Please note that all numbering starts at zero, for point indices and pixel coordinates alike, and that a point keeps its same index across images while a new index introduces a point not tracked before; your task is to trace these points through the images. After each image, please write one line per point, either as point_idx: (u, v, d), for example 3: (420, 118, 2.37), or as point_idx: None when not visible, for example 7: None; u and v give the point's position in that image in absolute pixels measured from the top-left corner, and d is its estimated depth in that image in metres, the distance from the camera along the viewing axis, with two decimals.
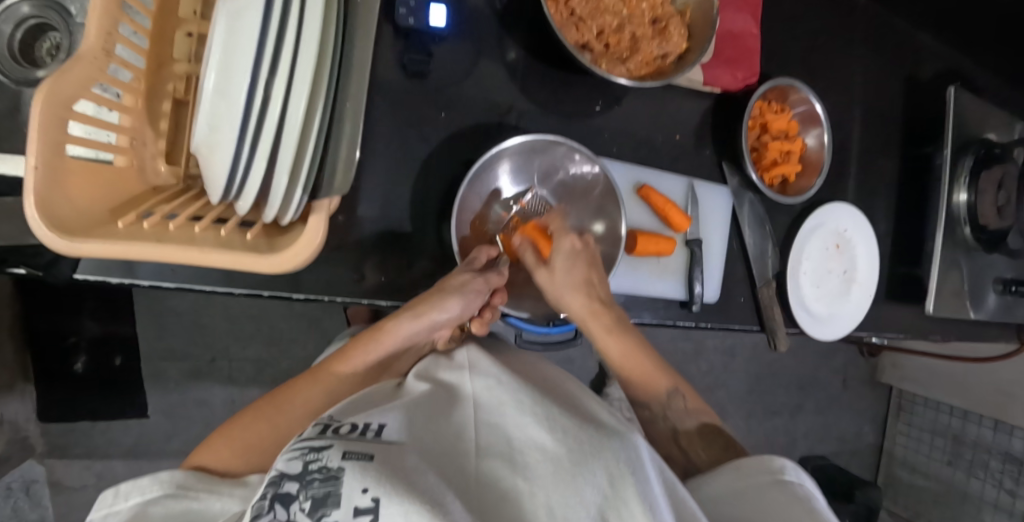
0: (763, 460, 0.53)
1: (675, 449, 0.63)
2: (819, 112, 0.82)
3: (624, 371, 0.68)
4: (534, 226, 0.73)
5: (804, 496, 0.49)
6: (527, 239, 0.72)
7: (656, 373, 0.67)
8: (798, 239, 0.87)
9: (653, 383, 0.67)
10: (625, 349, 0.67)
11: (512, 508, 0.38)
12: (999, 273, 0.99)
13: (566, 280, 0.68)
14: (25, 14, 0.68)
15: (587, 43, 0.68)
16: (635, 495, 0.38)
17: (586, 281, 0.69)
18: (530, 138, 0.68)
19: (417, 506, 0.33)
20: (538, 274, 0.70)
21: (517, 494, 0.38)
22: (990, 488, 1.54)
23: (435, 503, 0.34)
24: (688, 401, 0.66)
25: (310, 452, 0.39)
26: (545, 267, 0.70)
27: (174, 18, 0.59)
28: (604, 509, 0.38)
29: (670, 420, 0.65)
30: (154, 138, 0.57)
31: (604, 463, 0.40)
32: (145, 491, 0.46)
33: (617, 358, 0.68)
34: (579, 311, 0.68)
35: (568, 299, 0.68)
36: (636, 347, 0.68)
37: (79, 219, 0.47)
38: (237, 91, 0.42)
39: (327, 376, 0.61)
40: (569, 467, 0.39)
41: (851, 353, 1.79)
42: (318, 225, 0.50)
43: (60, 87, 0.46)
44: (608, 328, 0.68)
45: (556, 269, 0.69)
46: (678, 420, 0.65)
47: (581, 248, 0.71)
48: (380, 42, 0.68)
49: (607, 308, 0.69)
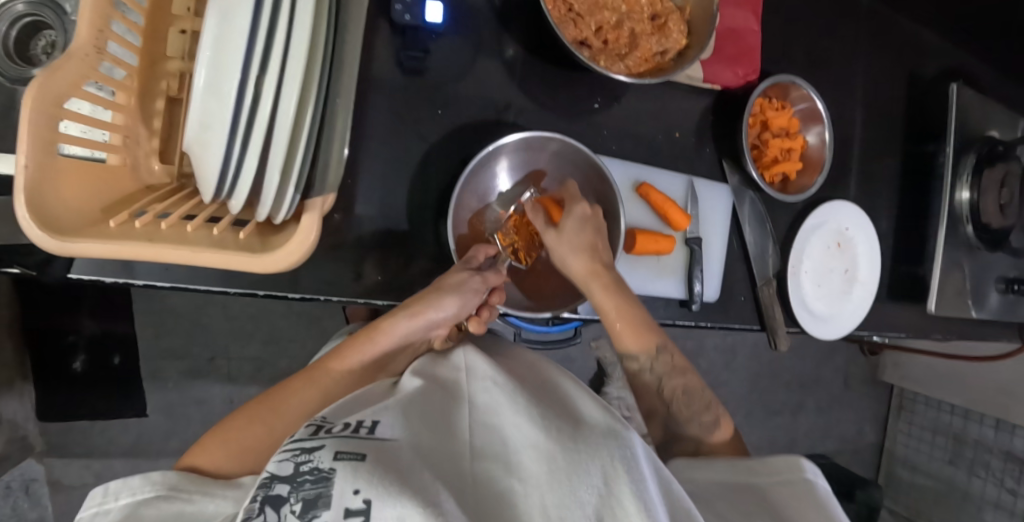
0: (784, 460, 0.52)
1: (659, 403, 0.66)
2: (820, 109, 0.81)
3: (617, 328, 0.67)
4: (550, 199, 0.73)
5: (821, 501, 0.49)
6: (541, 207, 0.71)
7: (649, 331, 0.67)
8: (799, 238, 0.86)
9: (645, 341, 0.66)
10: (620, 307, 0.66)
11: (506, 508, 0.37)
12: (1002, 272, 0.98)
13: (570, 241, 0.67)
14: (19, 12, 0.67)
15: (585, 40, 0.68)
16: (630, 494, 0.37)
17: (592, 244, 0.68)
18: (526, 135, 0.67)
19: (410, 508, 0.32)
20: (545, 236, 0.69)
21: (511, 495, 0.38)
22: (992, 487, 1.54)
23: (429, 502, 0.33)
24: (675, 357, 0.68)
25: (301, 453, 0.38)
26: (553, 230, 0.69)
27: (169, 15, 0.58)
28: (599, 509, 0.36)
29: (657, 377, 0.67)
30: (147, 136, 0.57)
31: (600, 463, 0.39)
32: (137, 492, 0.45)
33: (611, 315, 0.67)
34: (581, 272, 0.67)
35: (570, 261, 0.67)
36: (630, 306, 0.67)
37: (70, 219, 0.46)
38: (227, 87, 0.41)
39: (320, 376, 0.61)
40: (564, 468, 0.38)
41: (852, 351, 1.78)
42: (311, 224, 0.49)
43: (51, 84, 0.45)
44: (606, 287, 0.66)
45: (563, 229, 0.68)
46: (665, 375, 0.67)
47: (591, 216, 0.69)
48: (376, 39, 0.67)
49: (608, 270, 0.67)
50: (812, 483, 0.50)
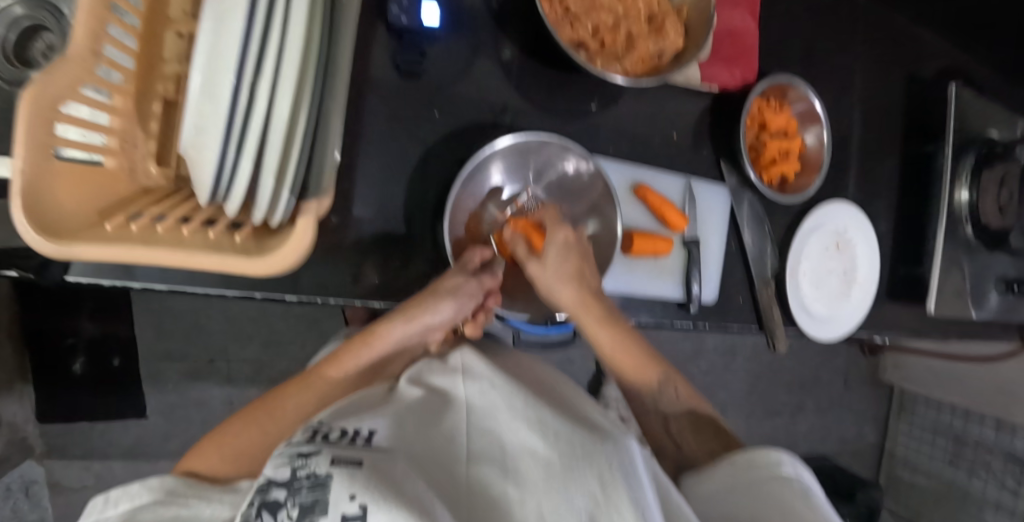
0: (769, 454, 0.51)
1: (663, 435, 0.65)
2: (818, 110, 0.81)
3: (618, 364, 0.67)
4: (527, 222, 0.71)
5: (806, 495, 0.48)
6: (519, 233, 0.70)
7: (649, 362, 0.66)
8: (798, 239, 0.86)
9: (644, 370, 0.66)
10: (615, 339, 0.66)
11: (502, 513, 0.38)
12: (1002, 272, 0.98)
13: (554, 272, 0.66)
14: (18, 15, 0.68)
15: (582, 42, 0.67)
16: (626, 499, 0.38)
17: (579, 273, 0.67)
18: (522, 138, 0.67)
19: (403, 514, 0.33)
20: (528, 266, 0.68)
21: (508, 501, 0.39)
22: (993, 488, 1.53)
23: (424, 510, 0.35)
24: (679, 389, 0.66)
25: (298, 458, 0.38)
26: (536, 258, 0.68)
27: (165, 18, 0.58)
28: (592, 510, 0.37)
29: (662, 410, 0.66)
30: (144, 140, 0.56)
31: (597, 469, 0.40)
32: (135, 498, 0.45)
33: (608, 351, 0.66)
34: (570, 303, 0.65)
35: (558, 292, 0.66)
36: (626, 338, 0.66)
37: (66, 221, 0.47)
38: (223, 92, 0.42)
39: (315, 381, 0.61)
40: (560, 473, 0.39)
41: (852, 352, 1.78)
42: (307, 228, 0.49)
43: (48, 88, 0.45)
44: (601, 319, 0.66)
45: (547, 260, 0.66)
46: (670, 409, 0.65)
47: (574, 241, 0.68)
48: (373, 41, 0.67)
49: (599, 300, 0.67)
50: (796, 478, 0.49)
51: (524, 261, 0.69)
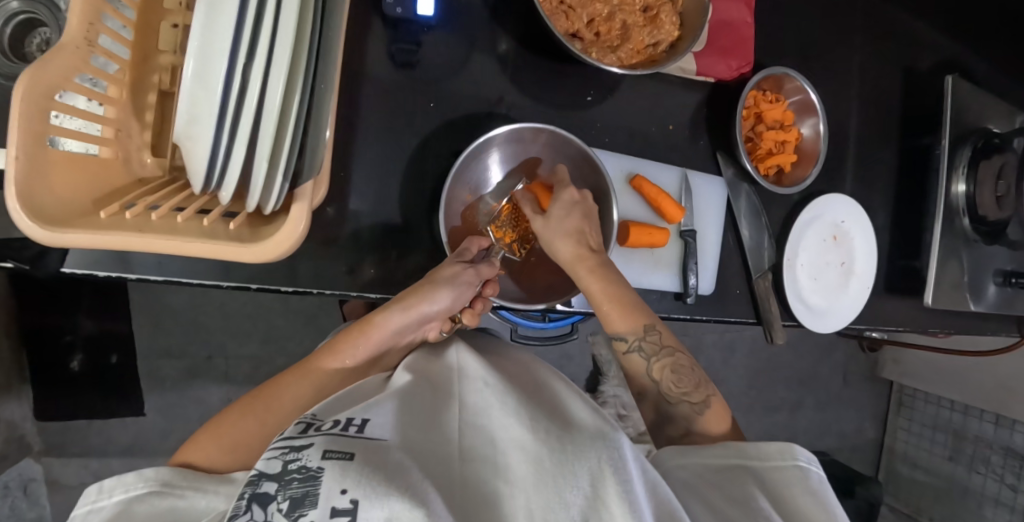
0: (773, 445, 0.53)
1: (648, 383, 0.65)
2: (815, 101, 0.81)
3: (606, 312, 0.66)
4: (540, 184, 0.73)
5: (811, 483, 0.50)
6: (530, 195, 0.72)
7: (637, 311, 0.66)
8: (795, 229, 0.86)
9: (632, 318, 0.66)
10: (607, 291, 0.66)
11: (493, 510, 0.38)
12: (999, 264, 0.98)
13: (555, 225, 0.67)
14: (14, 9, 0.67)
15: (577, 32, 0.68)
16: (615, 496, 0.38)
17: (580, 229, 0.68)
18: (516, 127, 0.67)
19: (399, 508, 0.33)
20: (534, 223, 0.70)
21: (500, 497, 0.38)
22: (992, 483, 1.53)
23: (417, 501, 0.34)
24: (664, 336, 0.66)
25: (290, 452, 0.38)
26: (540, 216, 0.69)
27: (159, 9, 0.58)
28: (584, 510, 0.37)
29: (646, 357, 0.65)
30: (139, 130, 0.57)
31: (587, 465, 0.39)
32: (130, 489, 0.45)
33: (599, 300, 0.66)
34: (566, 256, 0.67)
35: (557, 246, 0.67)
36: (617, 289, 0.66)
37: (58, 208, 0.46)
38: (215, 77, 0.41)
39: (313, 372, 0.61)
40: (551, 469, 0.39)
41: (851, 347, 1.78)
42: (301, 214, 0.49)
43: (41, 76, 0.45)
44: (594, 271, 0.66)
45: (551, 217, 0.68)
46: (652, 354, 0.65)
47: (580, 201, 0.69)
48: (368, 32, 0.67)
49: (595, 254, 0.67)
50: (800, 467, 0.51)
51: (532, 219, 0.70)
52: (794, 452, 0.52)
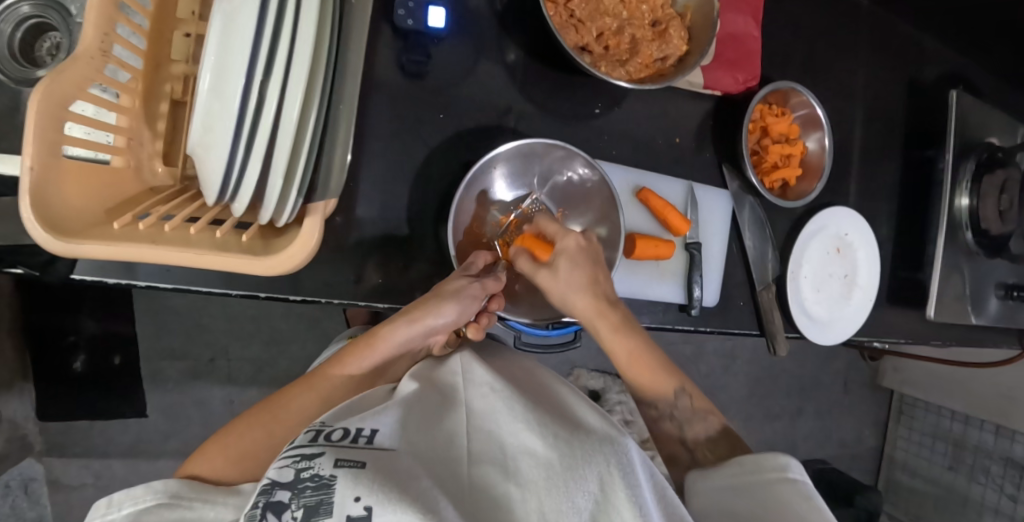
0: (768, 459, 0.51)
1: (680, 449, 0.63)
2: (821, 116, 0.81)
3: (632, 374, 0.66)
4: (529, 235, 0.69)
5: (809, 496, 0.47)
6: (523, 248, 0.68)
7: (666, 374, 0.66)
8: (800, 240, 0.86)
9: (662, 383, 0.65)
10: (631, 351, 0.66)
11: (505, 514, 0.38)
12: (1002, 277, 0.99)
13: (566, 282, 0.65)
14: (24, 13, 0.68)
15: (586, 45, 0.68)
16: (626, 499, 0.38)
17: (591, 280, 0.66)
18: (528, 141, 0.68)
19: (411, 514, 0.33)
20: (538, 277, 0.66)
21: (510, 501, 0.38)
22: (991, 493, 1.53)
23: (429, 508, 0.34)
24: (695, 400, 0.66)
25: (301, 460, 0.38)
26: (545, 269, 0.66)
27: (173, 18, 0.58)
28: (592, 510, 0.38)
29: (679, 424, 0.64)
30: (151, 138, 0.57)
31: (596, 468, 0.40)
32: (139, 501, 0.44)
33: (624, 361, 0.66)
34: (585, 313, 0.65)
35: (570, 301, 0.65)
36: (642, 347, 0.66)
37: (71, 218, 0.46)
38: (231, 92, 0.42)
39: (320, 382, 0.61)
40: (562, 473, 0.39)
41: (851, 355, 1.79)
42: (314, 226, 0.50)
43: (57, 86, 0.45)
44: (616, 328, 0.66)
45: (557, 270, 0.65)
46: (686, 420, 0.64)
47: (585, 248, 0.67)
48: (379, 42, 0.68)
49: (613, 307, 0.66)
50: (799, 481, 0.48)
51: (532, 274, 0.67)
52: (790, 466, 0.49)
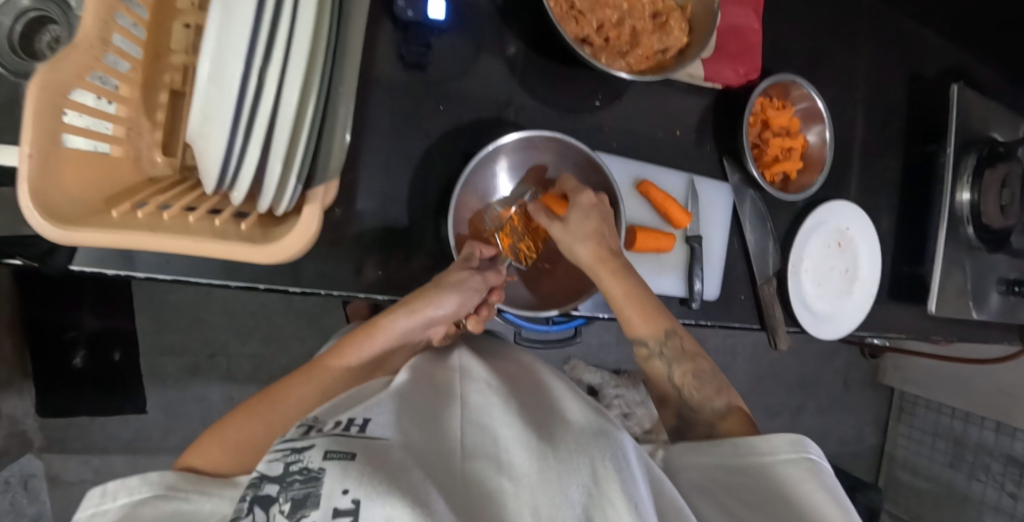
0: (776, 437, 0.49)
1: (671, 388, 0.62)
2: (821, 109, 0.81)
3: (626, 313, 0.65)
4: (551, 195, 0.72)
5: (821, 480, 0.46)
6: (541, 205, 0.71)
7: (657, 314, 0.64)
8: (800, 236, 0.86)
9: (655, 322, 0.64)
10: (629, 293, 0.65)
11: (495, 508, 0.37)
12: (1002, 272, 0.98)
13: (575, 231, 0.66)
14: (24, 6, 0.68)
15: (586, 37, 0.68)
16: (619, 493, 0.38)
17: (598, 231, 0.66)
18: (526, 134, 0.67)
19: (398, 509, 0.33)
20: (551, 230, 0.68)
21: (502, 495, 0.38)
22: (992, 491, 1.52)
23: (418, 502, 0.34)
24: (685, 342, 0.63)
25: (291, 453, 0.38)
26: (557, 222, 0.68)
27: (171, 9, 0.58)
28: (586, 507, 0.37)
29: (667, 362, 0.62)
30: (150, 129, 0.57)
31: (588, 463, 0.40)
32: (134, 492, 0.44)
33: (620, 303, 0.65)
34: (587, 261, 0.66)
35: (578, 249, 0.66)
36: (637, 291, 0.65)
37: (70, 206, 0.46)
38: (232, 77, 0.41)
39: (319, 374, 0.60)
40: (555, 466, 0.39)
41: (852, 354, 1.79)
42: (312, 217, 0.50)
43: (55, 75, 0.45)
44: (615, 272, 0.65)
45: (568, 221, 0.67)
46: (674, 359, 0.62)
47: (597, 204, 0.68)
48: (379, 36, 0.68)
49: (617, 255, 0.66)
50: (809, 460, 0.47)
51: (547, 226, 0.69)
52: (804, 445, 0.48)
